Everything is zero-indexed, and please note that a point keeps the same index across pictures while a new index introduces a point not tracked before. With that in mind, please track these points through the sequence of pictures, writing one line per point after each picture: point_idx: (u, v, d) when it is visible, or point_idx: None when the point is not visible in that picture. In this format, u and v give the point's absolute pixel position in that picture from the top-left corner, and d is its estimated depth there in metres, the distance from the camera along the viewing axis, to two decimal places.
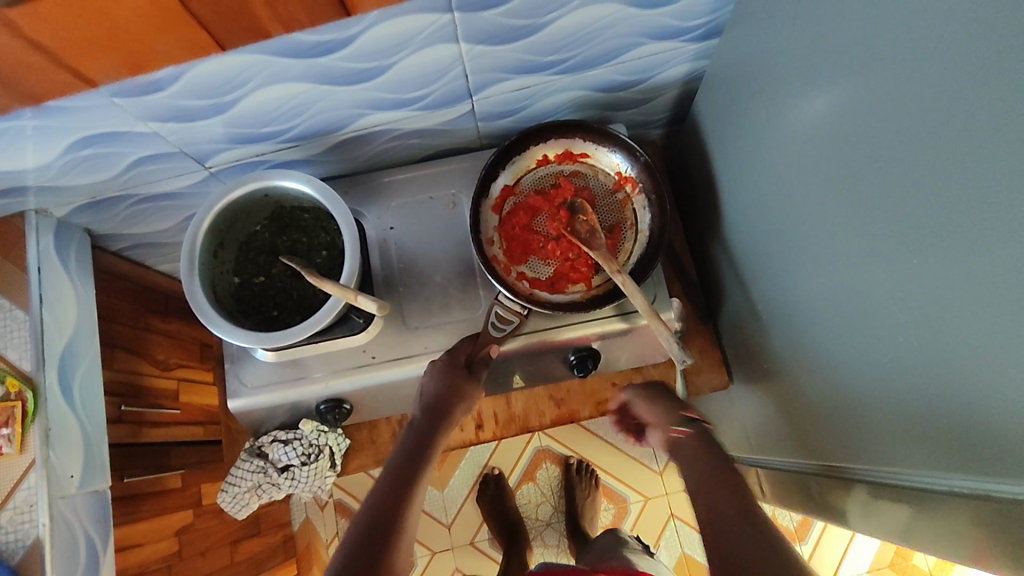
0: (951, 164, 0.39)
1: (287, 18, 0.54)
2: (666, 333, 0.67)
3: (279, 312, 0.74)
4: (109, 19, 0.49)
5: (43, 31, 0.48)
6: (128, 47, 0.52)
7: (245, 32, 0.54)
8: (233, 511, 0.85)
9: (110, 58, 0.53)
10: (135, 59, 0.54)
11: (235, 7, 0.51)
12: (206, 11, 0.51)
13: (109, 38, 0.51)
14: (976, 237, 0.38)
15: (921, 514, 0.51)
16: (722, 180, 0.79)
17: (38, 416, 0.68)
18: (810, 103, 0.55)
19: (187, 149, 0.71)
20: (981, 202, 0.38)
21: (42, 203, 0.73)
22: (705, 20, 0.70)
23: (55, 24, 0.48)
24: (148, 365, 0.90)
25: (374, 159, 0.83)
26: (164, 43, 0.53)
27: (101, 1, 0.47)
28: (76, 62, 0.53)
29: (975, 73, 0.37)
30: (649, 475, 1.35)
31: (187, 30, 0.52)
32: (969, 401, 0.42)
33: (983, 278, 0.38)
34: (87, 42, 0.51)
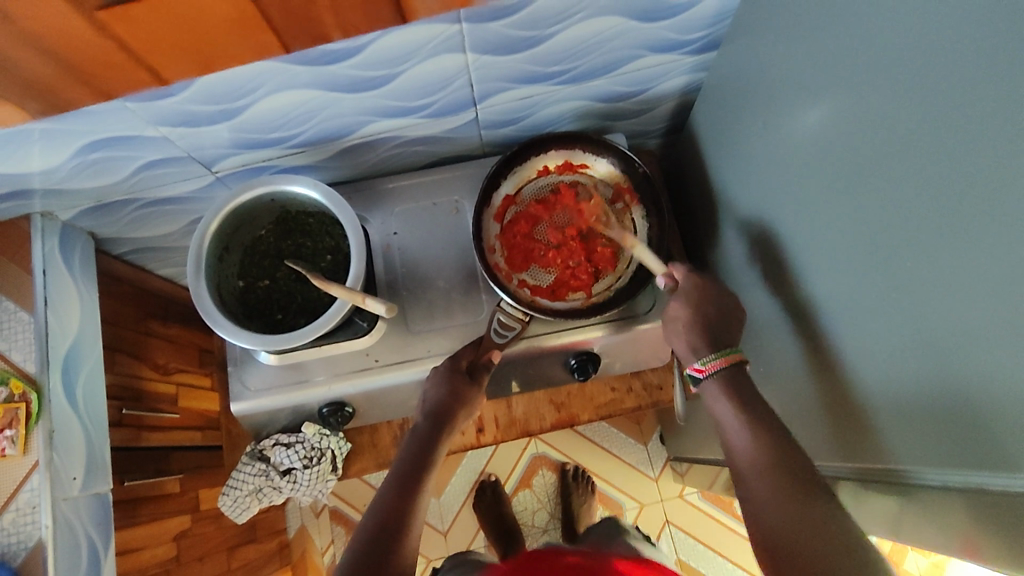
0: (953, 168, 0.41)
1: (353, 27, 0.56)
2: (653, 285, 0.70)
3: (284, 315, 0.75)
4: (189, 21, 0.50)
5: (128, 32, 0.50)
6: (204, 48, 0.53)
7: (312, 33, 0.55)
8: (233, 515, 0.86)
9: (187, 59, 0.54)
10: (208, 60, 0.55)
11: (309, 9, 0.52)
12: (279, 14, 0.52)
13: (191, 44, 0.52)
14: (980, 238, 0.40)
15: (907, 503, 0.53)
16: (718, 189, 0.81)
17: (42, 418, 0.68)
18: (806, 114, 0.57)
19: (194, 154, 0.72)
20: (985, 205, 0.39)
21: (48, 206, 0.74)
22: (704, 33, 0.72)
23: (137, 24, 0.49)
24: (148, 369, 0.89)
25: (378, 166, 0.85)
26: (240, 48, 0.54)
27: (186, 9, 0.49)
28: (153, 61, 0.54)
29: (976, 83, 0.39)
30: (644, 482, 1.36)
31: (262, 36, 0.53)
32: (966, 399, 0.43)
33: (979, 279, 0.40)
34: (169, 46, 0.52)
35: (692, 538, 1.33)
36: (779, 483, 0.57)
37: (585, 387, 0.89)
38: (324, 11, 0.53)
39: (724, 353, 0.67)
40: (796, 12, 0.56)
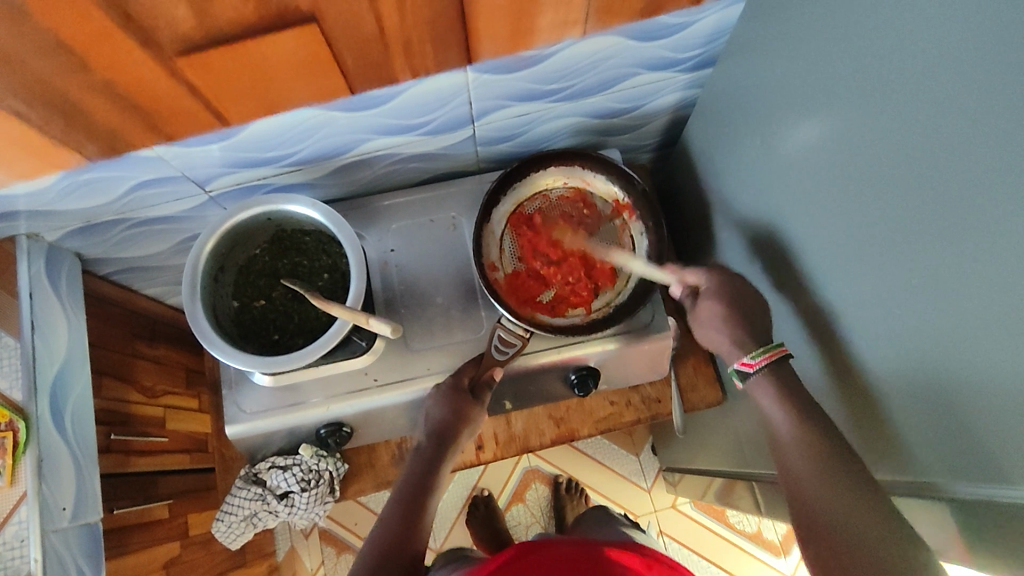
0: (959, 188, 0.42)
1: (420, 69, 0.63)
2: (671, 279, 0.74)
3: (280, 336, 0.74)
4: (267, 67, 0.56)
5: (204, 76, 0.55)
6: (270, 90, 0.59)
7: (375, 75, 0.61)
8: (227, 541, 0.85)
9: (253, 100, 0.60)
10: (273, 100, 0.61)
11: (377, 55, 0.58)
12: (350, 60, 0.58)
13: (264, 85, 0.58)
14: (986, 256, 0.41)
15: (916, 514, 0.54)
16: (713, 202, 0.82)
17: (29, 447, 0.67)
18: (807, 132, 0.58)
19: (188, 173, 0.70)
20: (991, 225, 0.40)
21: (34, 228, 0.72)
22: (699, 51, 0.74)
23: (215, 71, 0.55)
24: (136, 393, 0.86)
25: (373, 182, 0.84)
26: (307, 88, 0.61)
27: (266, 54, 0.54)
28: (218, 104, 0.60)
29: (980, 106, 0.40)
30: (637, 493, 1.37)
31: (332, 80, 0.60)
32: (980, 413, 0.44)
33: (992, 294, 0.41)
34: (243, 88, 0.58)
35: (686, 549, 1.34)
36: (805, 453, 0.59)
37: (584, 402, 0.90)
38: (388, 57, 0.59)
39: (767, 349, 0.65)
40: (794, 33, 0.57)
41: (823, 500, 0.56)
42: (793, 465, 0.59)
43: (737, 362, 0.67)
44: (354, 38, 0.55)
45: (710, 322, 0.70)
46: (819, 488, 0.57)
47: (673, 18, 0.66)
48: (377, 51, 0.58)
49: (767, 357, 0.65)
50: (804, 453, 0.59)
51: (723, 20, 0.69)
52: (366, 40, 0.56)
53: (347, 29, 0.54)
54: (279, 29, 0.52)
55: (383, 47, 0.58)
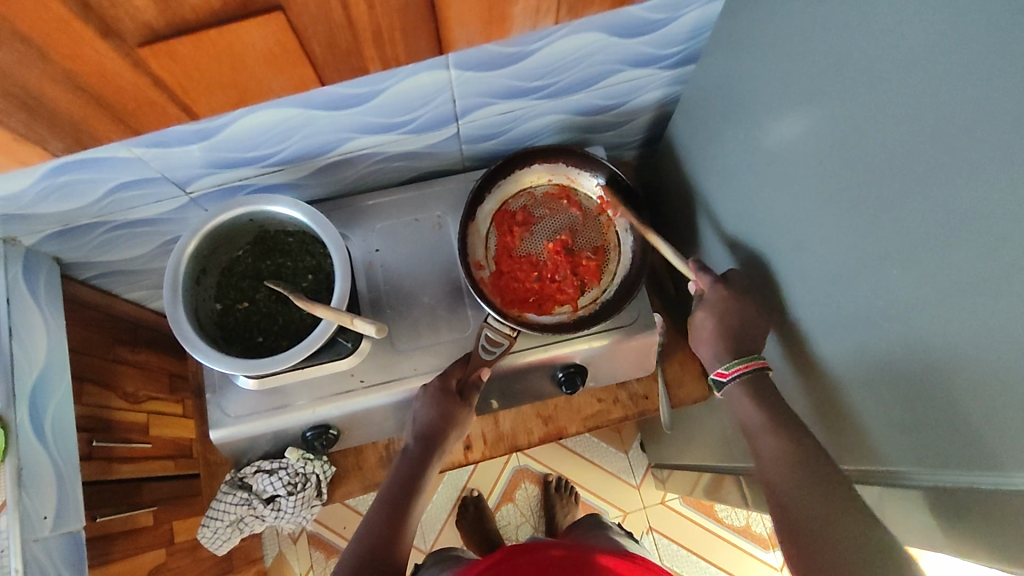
0: (937, 178, 0.43)
1: (392, 61, 0.60)
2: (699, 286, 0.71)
3: (264, 338, 0.73)
4: (235, 57, 0.53)
5: (167, 66, 0.52)
6: (241, 82, 0.57)
7: (350, 66, 0.58)
8: (212, 547, 0.84)
9: (221, 92, 0.57)
10: (244, 92, 0.58)
11: (350, 44, 0.56)
12: (322, 49, 0.55)
13: (230, 77, 0.56)
14: (965, 243, 0.41)
15: (895, 505, 0.54)
16: (697, 198, 0.82)
17: (9, 455, 0.65)
18: (788, 126, 0.59)
19: (168, 174, 0.70)
20: (969, 213, 0.41)
21: (11, 232, 0.71)
22: (681, 48, 0.74)
23: (177, 60, 0.52)
24: (118, 399, 0.85)
25: (357, 182, 0.84)
26: (276, 81, 0.58)
27: (231, 43, 0.52)
28: (185, 96, 0.57)
29: (957, 96, 0.40)
30: (626, 489, 1.37)
31: (300, 72, 0.57)
32: (959, 401, 0.44)
33: (971, 283, 0.41)
34: (207, 80, 0.55)
35: (675, 544, 1.35)
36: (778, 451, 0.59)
37: (572, 400, 0.90)
38: (363, 47, 0.56)
39: (746, 358, 0.65)
40: (774, 27, 0.58)
41: (799, 497, 0.56)
42: (776, 473, 0.58)
43: (715, 371, 0.68)
44: (322, 24, 0.52)
45: (701, 338, 0.70)
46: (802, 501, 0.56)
47: (655, 14, 0.66)
48: (351, 40, 0.55)
49: (743, 367, 0.65)
50: (784, 457, 0.59)
51: (704, 17, 0.70)
52: (337, 27, 0.53)
53: (317, 16, 0.51)
54: (245, 19, 0.49)
55: (357, 36, 0.55)
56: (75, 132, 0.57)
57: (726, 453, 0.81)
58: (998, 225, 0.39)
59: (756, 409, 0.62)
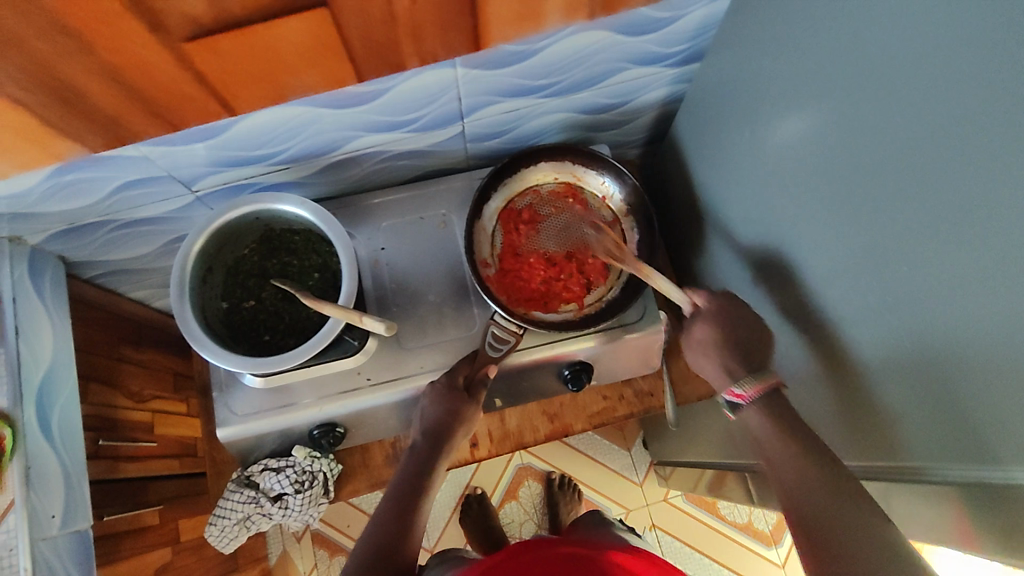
0: (948, 173, 0.43)
1: (429, 56, 0.61)
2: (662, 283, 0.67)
3: (271, 336, 0.73)
4: (275, 51, 0.54)
5: (209, 61, 0.53)
6: (277, 77, 0.58)
7: (385, 61, 0.60)
8: (220, 545, 0.84)
9: (258, 87, 0.58)
10: (280, 87, 0.59)
11: (387, 38, 0.56)
12: (359, 43, 0.56)
13: (269, 71, 0.57)
14: (975, 239, 0.42)
15: (903, 499, 0.54)
16: (702, 196, 0.82)
17: (16, 454, 0.65)
18: (795, 124, 0.59)
19: (175, 173, 0.70)
20: (979, 210, 0.41)
21: (16, 232, 0.71)
22: (686, 46, 0.74)
23: (218, 54, 0.53)
24: (123, 398, 0.85)
25: (362, 181, 0.84)
26: (311, 76, 0.59)
27: (272, 39, 0.53)
28: (223, 91, 0.58)
29: (966, 93, 0.40)
30: (629, 487, 1.38)
31: (336, 66, 0.58)
32: (971, 396, 0.44)
33: (983, 279, 0.41)
34: (246, 74, 0.56)
35: (678, 541, 1.35)
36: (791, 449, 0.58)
37: (578, 398, 0.90)
38: (399, 41, 0.57)
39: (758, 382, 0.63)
40: (780, 26, 0.58)
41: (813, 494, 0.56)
42: (779, 474, 0.58)
43: (727, 392, 0.65)
44: (362, 19, 0.53)
45: (701, 348, 0.68)
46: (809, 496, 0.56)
47: (661, 12, 0.66)
48: (389, 34, 0.56)
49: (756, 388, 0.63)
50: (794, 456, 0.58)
51: (709, 15, 0.70)
52: (377, 21, 0.54)
53: (358, 12, 0.52)
54: (287, 13, 0.50)
55: (394, 30, 0.56)
56: (104, 126, 0.58)
57: (730, 450, 0.81)
58: (1008, 222, 0.39)
59: (759, 407, 0.62)
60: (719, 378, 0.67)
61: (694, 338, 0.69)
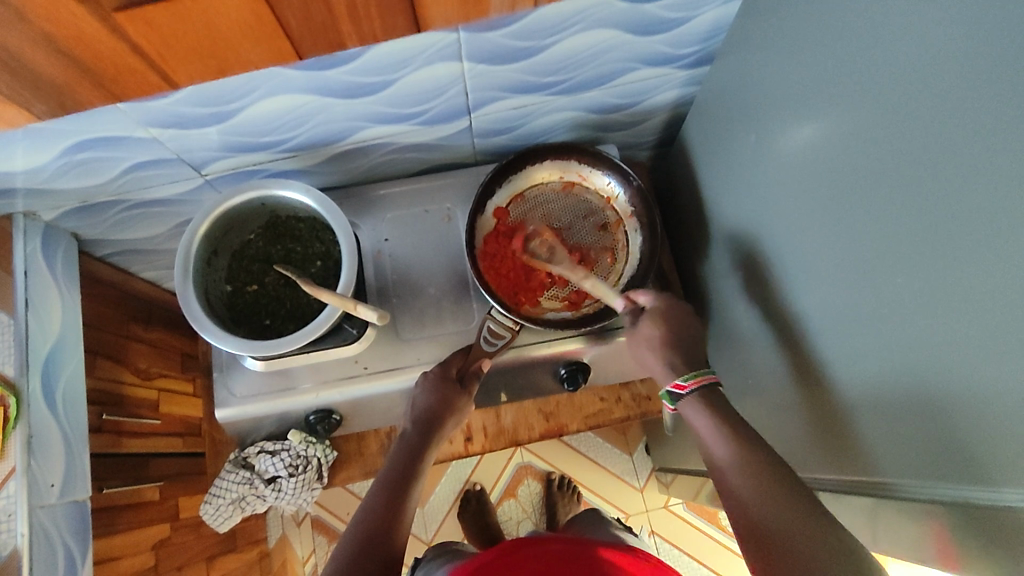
0: (952, 187, 0.42)
1: (371, 37, 0.55)
2: (579, 275, 0.68)
3: (272, 321, 0.74)
4: (210, 26, 0.49)
5: (143, 33, 0.48)
6: (219, 53, 0.53)
7: (327, 41, 0.54)
8: (215, 523, 0.85)
9: (199, 63, 0.53)
10: (222, 64, 0.54)
11: (326, 18, 0.51)
12: (297, 22, 0.51)
13: (206, 44, 0.51)
14: (973, 252, 0.41)
15: (893, 515, 0.53)
16: (708, 201, 0.82)
17: (20, 422, 0.67)
18: (801, 131, 0.58)
19: (184, 156, 0.71)
20: (980, 225, 0.40)
21: (31, 207, 0.73)
22: (698, 48, 0.73)
23: (157, 28, 0.49)
24: (130, 374, 0.87)
25: (370, 172, 0.85)
26: (254, 53, 0.53)
27: (204, 9, 0.47)
28: (166, 66, 0.53)
29: (975, 105, 0.40)
30: (629, 492, 1.37)
31: (277, 43, 0.53)
32: (967, 415, 0.44)
33: (984, 295, 0.41)
34: (184, 47, 0.51)
35: (677, 549, 1.34)
36: (753, 469, 0.57)
37: (574, 398, 0.90)
38: (340, 20, 0.52)
39: (696, 374, 0.67)
40: (789, 31, 0.57)
41: (769, 508, 0.54)
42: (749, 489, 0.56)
43: (669, 384, 0.68)
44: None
45: (645, 343, 0.71)
46: (764, 504, 0.55)
47: (671, 12, 0.66)
48: (327, 13, 0.51)
49: (695, 382, 0.67)
50: (759, 472, 0.57)
51: (722, 17, 0.69)
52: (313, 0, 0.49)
53: None
54: None
55: (332, 8, 0.50)
56: (52, 95, 0.53)
57: None
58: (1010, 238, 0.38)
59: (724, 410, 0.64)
60: (660, 373, 0.70)
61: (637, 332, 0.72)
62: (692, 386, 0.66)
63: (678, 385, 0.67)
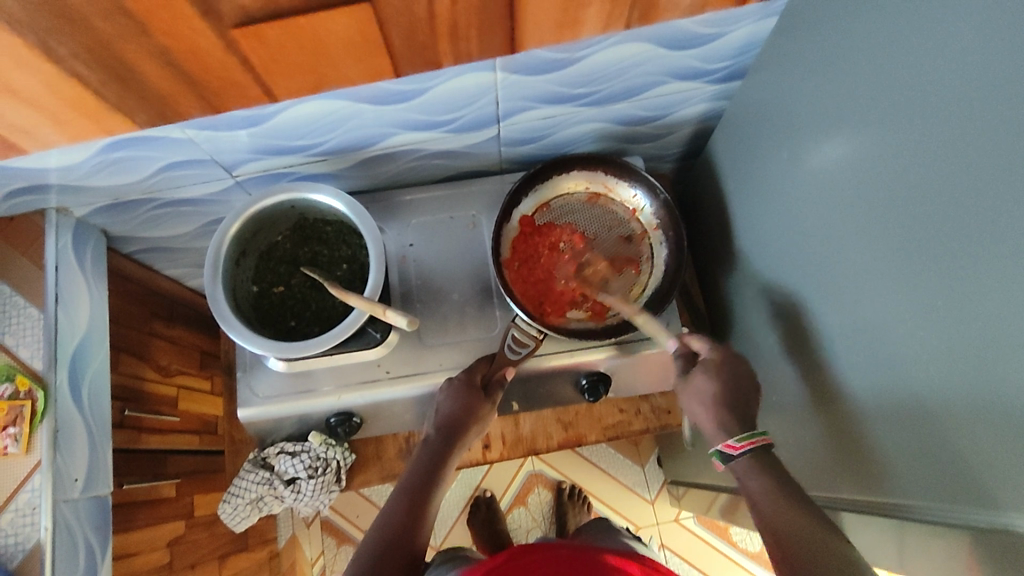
0: (981, 212, 0.42)
1: (464, 56, 0.57)
2: (630, 309, 0.73)
3: (297, 323, 0.74)
4: (317, 45, 0.52)
5: (251, 47, 0.50)
6: (320, 68, 0.55)
7: (425, 58, 0.56)
8: (232, 522, 0.86)
9: (299, 78, 0.55)
10: (320, 79, 0.56)
11: (429, 39, 0.54)
12: (402, 38, 0.53)
13: (308, 62, 0.53)
14: (1000, 279, 0.41)
15: (920, 539, 0.52)
16: (733, 216, 0.82)
17: (47, 417, 0.68)
18: (831, 151, 0.58)
19: (217, 157, 0.72)
20: (1008, 252, 0.40)
21: (63, 203, 0.74)
22: (727, 63, 0.74)
23: (268, 43, 0.50)
24: (151, 371, 0.87)
25: (396, 177, 0.85)
26: (349, 67, 0.55)
27: (313, 27, 0.49)
28: (269, 79, 0.55)
29: (1005, 132, 0.40)
30: (639, 504, 1.37)
31: (377, 61, 0.55)
32: (993, 441, 0.43)
33: (1011, 322, 0.40)
34: (287, 62, 0.53)
35: (687, 563, 1.33)
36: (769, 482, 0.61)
37: (593, 408, 0.90)
38: (439, 41, 0.54)
39: (748, 435, 0.65)
40: (823, 50, 0.57)
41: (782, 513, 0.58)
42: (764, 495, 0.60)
43: (720, 443, 0.66)
44: (404, 19, 0.51)
45: (696, 397, 0.69)
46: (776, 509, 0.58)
47: (704, 28, 0.66)
48: (430, 33, 0.53)
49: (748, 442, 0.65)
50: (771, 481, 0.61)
51: (754, 34, 0.70)
52: (419, 19, 0.51)
53: (400, 7, 0.49)
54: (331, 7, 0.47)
55: (435, 29, 0.53)
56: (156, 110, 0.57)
57: None
58: None
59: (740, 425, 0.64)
60: (712, 431, 0.68)
61: (690, 385, 0.71)
62: (744, 446, 0.64)
63: (730, 445, 0.65)
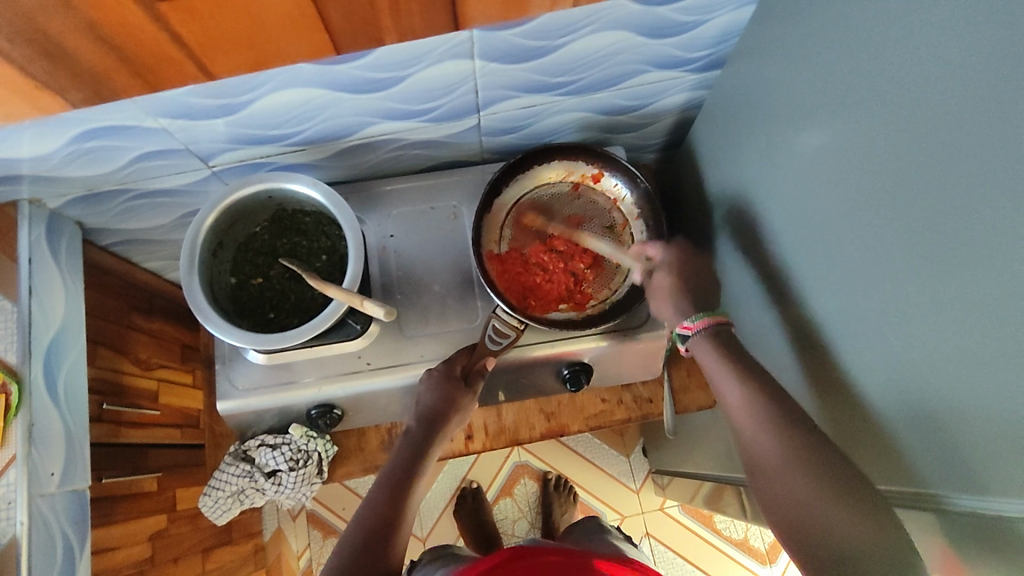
0: (956, 199, 0.42)
1: (409, 33, 0.55)
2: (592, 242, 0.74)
3: (276, 315, 0.74)
4: (251, 18, 0.49)
5: (186, 24, 0.48)
6: (262, 44, 0.52)
7: (364, 35, 0.53)
8: (213, 515, 0.86)
9: (239, 54, 0.53)
10: (264, 56, 0.53)
11: (370, 13, 0.51)
12: (341, 14, 0.50)
13: (245, 37, 0.51)
14: (976, 263, 0.41)
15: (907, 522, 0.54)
16: (714, 205, 0.82)
17: (22, 410, 0.67)
18: (809, 140, 0.58)
19: (192, 147, 0.71)
20: (983, 239, 0.40)
21: (36, 194, 0.73)
22: (708, 52, 0.74)
23: (200, 14, 0.47)
24: (130, 364, 0.86)
25: (377, 167, 0.84)
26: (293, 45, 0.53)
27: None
28: (203, 56, 0.52)
29: (978, 119, 0.40)
30: (625, 493, 1.38)
31: (316, 37, 0.52)
32: (973, 425, 0.44)
33: (988, 308, 0.41)
34: (223, 36, 0.50)
35: (671, 552, 1.34)
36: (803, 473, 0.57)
37: (576, 398, 0.90)
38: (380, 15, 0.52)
39: (701, 315, 0.69)
40: (800, 36, 0.57)
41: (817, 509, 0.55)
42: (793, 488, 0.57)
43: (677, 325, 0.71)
44: None
45: (658, 293, 0.72)
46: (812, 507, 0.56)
47: (683, 15, 0.66)
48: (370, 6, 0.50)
49: (701, 323, 0.69)
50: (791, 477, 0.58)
51: (734, 22, 0.69)
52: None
53: None
54: None
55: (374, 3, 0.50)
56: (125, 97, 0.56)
57: (734, 462, 0.81)
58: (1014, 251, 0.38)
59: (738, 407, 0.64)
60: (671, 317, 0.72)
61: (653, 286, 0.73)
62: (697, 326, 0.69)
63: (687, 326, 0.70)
